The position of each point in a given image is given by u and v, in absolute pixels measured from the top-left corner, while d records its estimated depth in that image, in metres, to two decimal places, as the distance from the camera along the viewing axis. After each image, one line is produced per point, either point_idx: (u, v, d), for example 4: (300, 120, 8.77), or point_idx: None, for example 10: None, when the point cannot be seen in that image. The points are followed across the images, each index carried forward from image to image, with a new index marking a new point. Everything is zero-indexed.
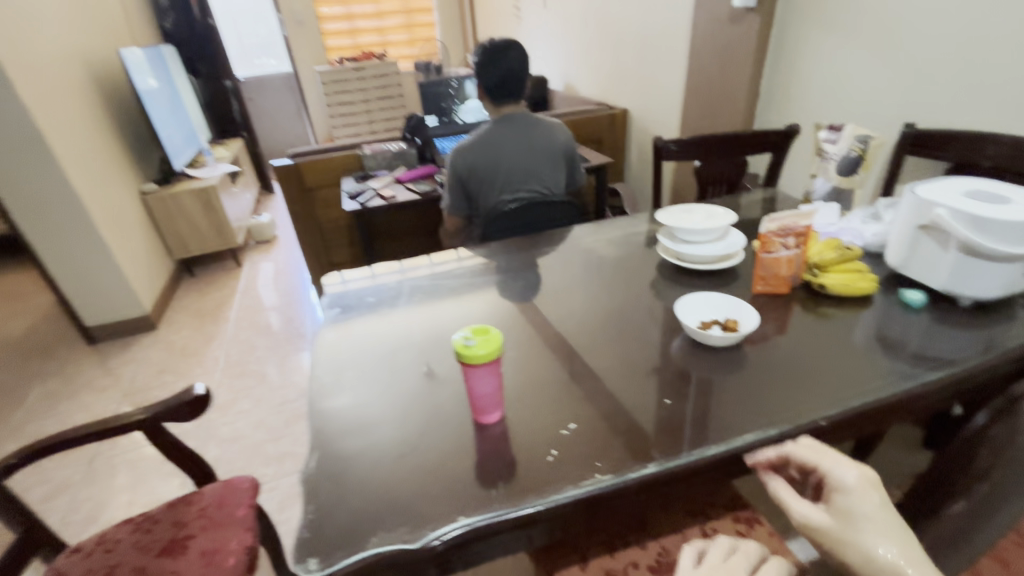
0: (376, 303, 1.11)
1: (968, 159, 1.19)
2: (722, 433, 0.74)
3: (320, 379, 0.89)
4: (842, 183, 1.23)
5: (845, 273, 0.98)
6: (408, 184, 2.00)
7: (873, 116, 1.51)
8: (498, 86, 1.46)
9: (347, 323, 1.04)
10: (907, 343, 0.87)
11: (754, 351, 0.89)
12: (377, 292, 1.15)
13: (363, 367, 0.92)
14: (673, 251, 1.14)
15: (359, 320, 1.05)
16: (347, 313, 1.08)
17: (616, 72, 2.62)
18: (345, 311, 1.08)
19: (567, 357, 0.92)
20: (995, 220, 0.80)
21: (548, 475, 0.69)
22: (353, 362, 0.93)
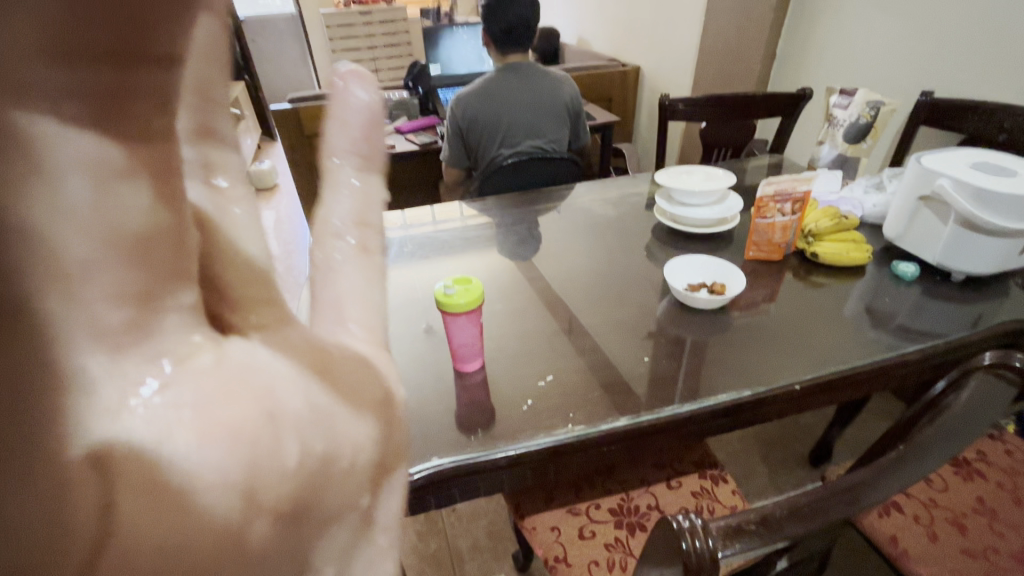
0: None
1: (981, 132, 1.15)
2: (695, 393, 0.75)
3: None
4: (847, 150, 1.20)
5: (839, 242, 0.97)
6: (409, 134, 1.97)
7: (889, 83, 1.45)
8: (505, 33, 1.40)
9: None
10: (895, 316, 0.86)
11: (737, 315, 0.90)
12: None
13: None
14: (669, 213, 1.12)
15: None
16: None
17: (630, 26, 2.52)
18: None
19: (551, 314, 0.92)
20: (997, 194, 0.78)
21: (520, 424, 0.71)
22: None
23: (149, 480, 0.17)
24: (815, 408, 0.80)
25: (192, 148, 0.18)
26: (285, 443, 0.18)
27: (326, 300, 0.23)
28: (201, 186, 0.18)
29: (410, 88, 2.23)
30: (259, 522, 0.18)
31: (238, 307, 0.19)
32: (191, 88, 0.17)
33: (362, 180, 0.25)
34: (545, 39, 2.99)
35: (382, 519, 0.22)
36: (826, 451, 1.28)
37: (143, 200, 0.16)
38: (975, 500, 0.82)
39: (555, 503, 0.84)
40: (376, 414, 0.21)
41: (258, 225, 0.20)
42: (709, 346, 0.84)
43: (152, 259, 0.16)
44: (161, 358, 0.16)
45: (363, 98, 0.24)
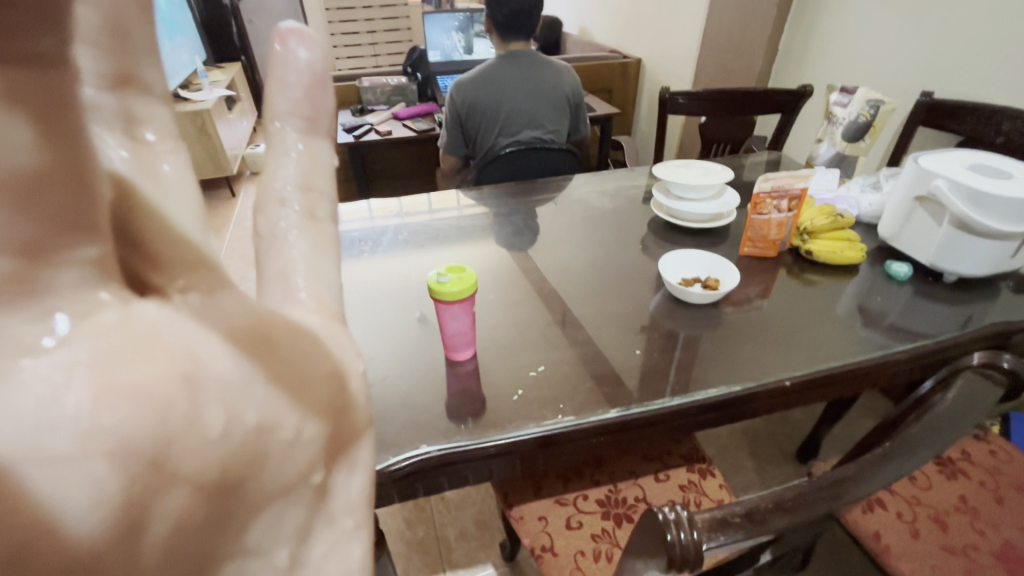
0: (360, 240, 1.11)
1: (980, 134, 1.15)
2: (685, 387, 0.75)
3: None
4: (845, 149, 1.20)
5: (834, 241, 0.97)
6: (407, 121, 1.95)
7: (889, 83, 1.44)
8: (508, 20, 1.38)
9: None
10: (886, 315, 0.87)
11: (730, 311, 0.90)
12: (362, 230, 1.14)
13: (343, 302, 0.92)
14: (666, 206, 1.12)
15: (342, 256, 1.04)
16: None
17: (633, 17, 2.49)
18: None
19: (544, 305, 0.92)
20: (992, 195, 0.78)
21: (510, 413, 0.71)
22: None
23: (33, 457, 0.17)
24: (804, 404, 0.81)
25: (109, 97, 0.21)
26: (209, 410, 0.20)
27: (272, 272, 0.27)
28: (120, 138, 0.21)
29: (409, 74, 2.21)
30: (179, 490, 0.20)
31: (161, 275, 0.21)
32: (102, 31, 0.21)
33: (303, 143, 0.28)
34: (547, 28, 2.95)
35: (337, 498, 0.25)
36: (814, 449, 1.29)
37: (23, 140, 0.17)
38: (957, 499, 0.83)
39: (543, 493, 0.84)
40: (315, 389, 0.24)
41: (186, 175, 0.24)
42: (702, 341, 0.84)
43: (45, 207, 0.18)
44: (55, 311, 0.17)
45: (304, 57, 0.27)
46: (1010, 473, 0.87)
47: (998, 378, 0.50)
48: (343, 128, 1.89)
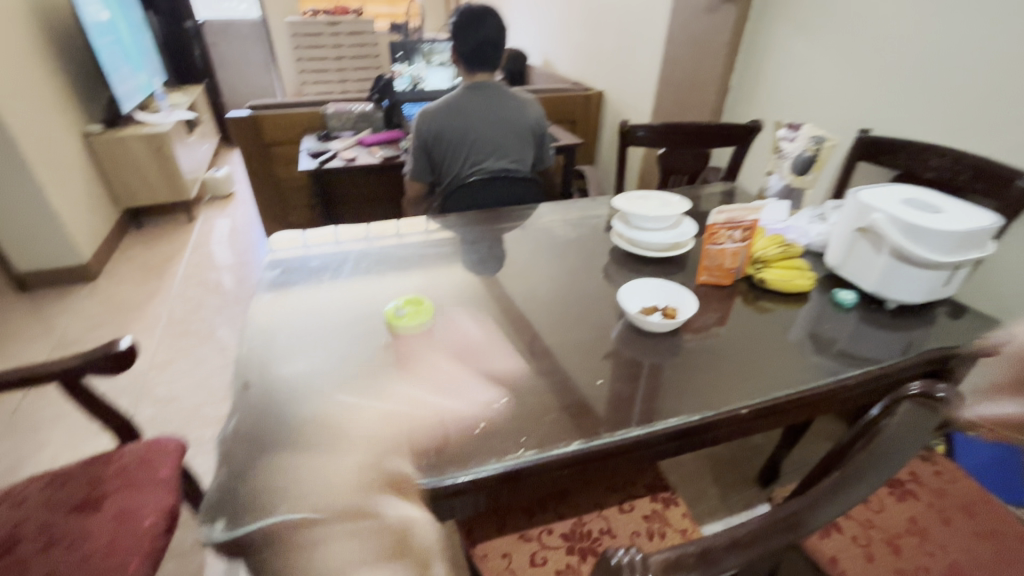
0: (319, 268, 1.09)
1: (913, 169, 1.24)
2: (649, 416, 0.75)
3: (254, 344, 0.88)
4: (793, 181, 1.23)
5: (785, 269, 1.01)
6: (372, 148, 1.96)
7: (829, 120, 1.54)
8: (473, 54, 1.40)
9: (282, 287, 1.03)
10: (836, 342, 0.90)
11: (690, 339, 0.91)
12: (322, 258, 1.13)
13: (301, 334, 0.91)
14: (626, 236, 1.14)
15: (299, 287, 1.03)
16: (285, 277, 1.06)
17: (594, 52, 2.60)
18: (284, 274, 1.07)
19: (507, 335, 0.91)
20: (925, 229, 0.83)
21: (472, 446, 0.70)
22: (293, 328, 0.92)
23: None
24: (761, 431, 0.82)
25: None
26: None
27: None
28: None
29: (375, 100, 2.18)
30: None
31: None
32: None
33: None
34: (511, 60, 3.04)
35: None
36: (776, 472, 1.31)
37: None
38: (907, 521, 0.86)
39: (506, 528, 0.83)
40: None
41: None
42: (665, 369, 0.85)
43: None
44: None
45: None
46: (956, 494, 0.90)
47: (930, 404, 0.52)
48: (306, 155, 1.87)
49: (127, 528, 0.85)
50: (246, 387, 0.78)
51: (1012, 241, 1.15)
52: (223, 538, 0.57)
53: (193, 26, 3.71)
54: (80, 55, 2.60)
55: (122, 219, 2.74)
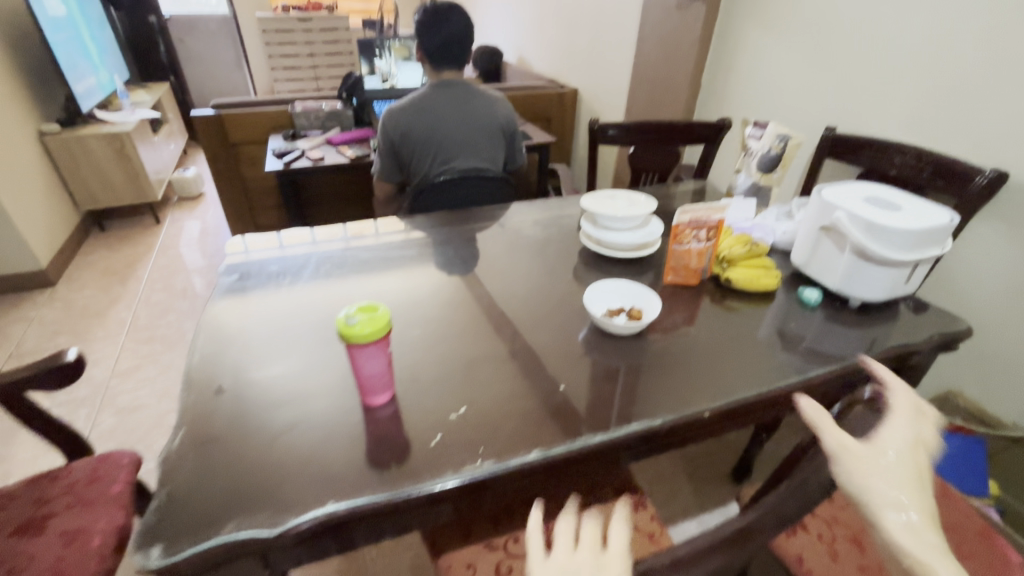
0: (279, 273, 1.05)
1: (878, 166, 1.25)
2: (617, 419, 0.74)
3: (220, 348, 0.86)
4: (761, 179, 1.22)
5: (751, 268, 1.00)
6: (341, 147, 1.91)
7: (797, 118, 1.55)
8: (438, 51, 1.37)
9: (239, 292, 0.99)
10: (802, 339, 0.91)
11: (659, 338, 0.90)
12: (282, 262, 1.09)
13: (258, 341, 0.87)
14: (594, 237, 1.12)
15: (256, 292, 1.00)
16: (243, 282, 1.02)
17: (568, 50, 2.59)
18: (242, 279, 1.03)
19: (473, 339, 0.89)
20: (885, 228, 0.84)
21: (433, 454, 0.68)
22: (250, 335, 0.89)
23: None
24: (727, 431, 0.82)
25: None
26: None
27: None
28: None
29: (344, 97, 2.13)
30: None
31: None
32: None
33: None
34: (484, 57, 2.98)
35: None
36: (748, 468, 1.32)
37: None
38: None
39: (471, 537, 0.81)
40: None
41: None
42: (635, 371, 0.83)
43: None
44: None
45: None
46: None
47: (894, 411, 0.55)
48: (272, 155, 1.82)
49: (74, 549, 0.81)
50: (215, 394, 0.76)
51: (972, 236, 1.17)
52: (160, 564, 0.54)
53: (158, 21, 3.61)
54: (34, 52, 2.49)
55: (83, 221, 2.65)
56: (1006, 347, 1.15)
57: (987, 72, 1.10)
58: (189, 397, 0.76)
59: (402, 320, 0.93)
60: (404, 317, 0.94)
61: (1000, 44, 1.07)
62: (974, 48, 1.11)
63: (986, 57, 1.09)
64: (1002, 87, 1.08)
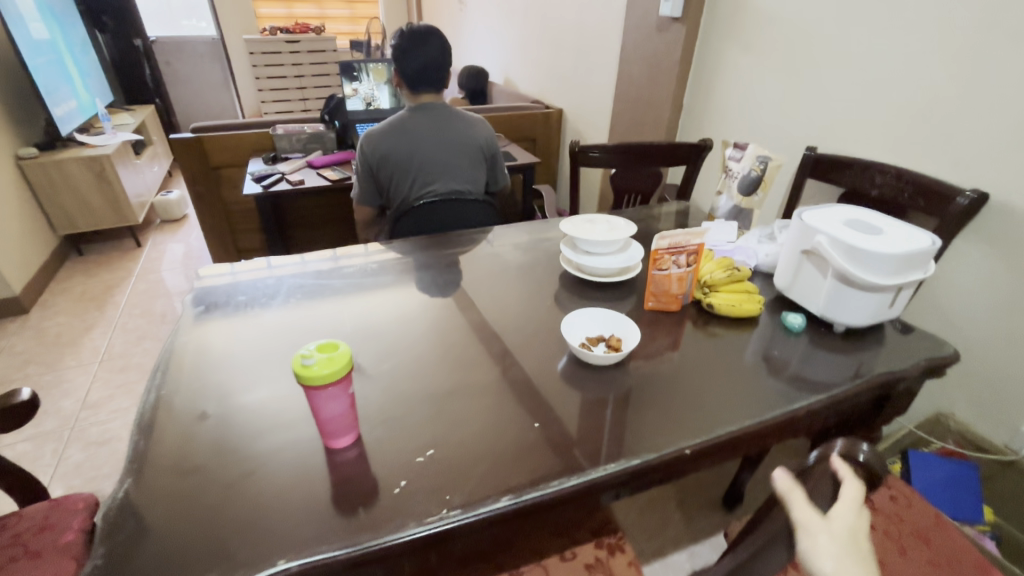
0: (246, 302, 1.02)
1: (860, 186, 1.24)
2: (595, 456, 0.70)
3: (207, 373, 0.85)
4: (741, 202, 1.21)
5: (733, 294, 0.98)
6: (322, 169, 1.89)
7: (778, 138, 1.55)
8: (416, 75, 1.36)
9: (207, 323, 0.97)
10: (788, 365, 0.88)
11: (641, 366, 0.87)
12: (250, 290, 1.06)
13: (222, 377, 0.84)
14: (574, 262, 1.10)
15: (222, 322, 0.97)
16: (210, 312, 1.00)
17: (552, 70, 2.61)
18: (208, 309, 1.00)
19: (449, 368, 0.86)
20: (866, 252, 0.82)
21: (407, 495, 0.65)
22: (214, 371, 0.85)
23: None
24: (709, 466, 0.78)
25: None
26: None
27: None
28: None
29: (326, 121, 2.13)
30: None
31: None
32: None
33: None
34: (470, 77, 2.99)
35: None
36: (739, 495, 1.28)
37: None
38: None
39: None
40: None
41: None
42: (616, 402, 0.80)
43: None
44: None
45: None
46: (911, 519, 0.88)
47: (874, 473, 0.44)
48: (251, 178, 1.80)
49: None
50: (200, 419, 0.76)
51: (955, 256, 1.16)
52: None
53: (143, 44, 3.62)
54: (15, 76, 2.47)
55: (61, 245, 2.60)
56: (993, 369, 1.13)
57: (963, 93, 1.10)
58: (175, 423, 0.75)
59: (391, 345, 0.92)
60: (391, 340, 0.93)
61: (974, 65, 1.07)
62: (949, 70, 1.11)
63: (961, 78, 1.10)
64: (978, 107, 1.08)
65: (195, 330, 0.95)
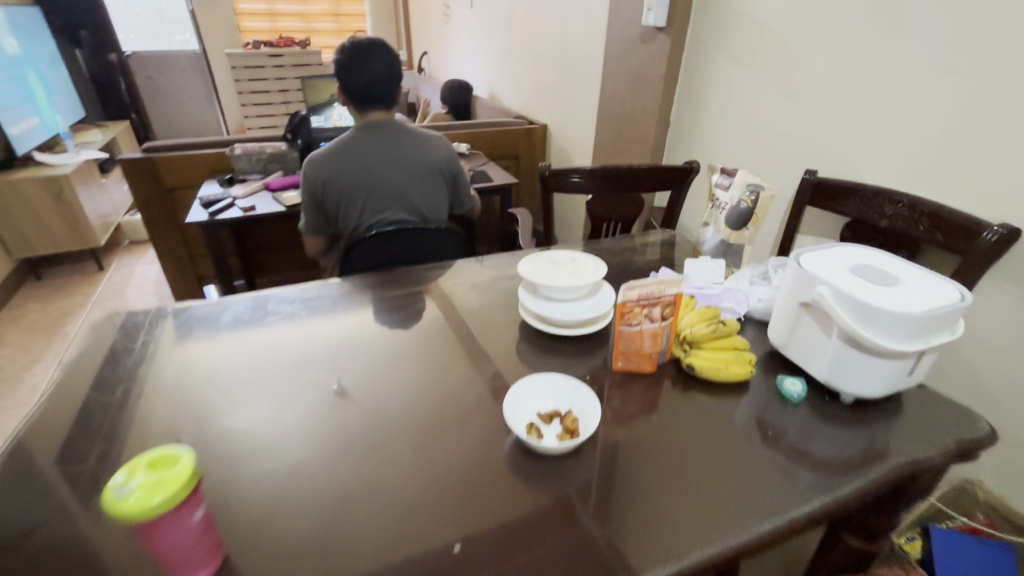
0: (193, 333, 0.92)
1: (867, 217, 1.09)
2: (577, 558, 0.55)
3: (181, 396, 0.78)
4: (730, 237, 1.06)
5: (719, 353, 0.82)
6: (278, 192, 1.75)
7: (773, 159, 1.39)
8: (361, 93, 1.24)
9: (150, 354, 0.87)
10: (787, 438, 0.72)
11: (618, 439, 0.71)
12: (201, 320, 0.97)
13: (154, 417, 0.74)
14: (534, 310, 0.94)
15: (163, 355, 0.87)
16: (150, 344, 0.89)
17: (536, 84, 2.47)
18: (148, 340, 0.90)
19: (360, 456, 0.68)
20: (880, 311, 0.66)
21: (359, 547, 0.56)
22: (147, 411, 0.75)
23: None
24: None
25: None
26: None
27: None
28: None
29: (290, 139, 1.99)
30: None
31: None
32: None
33: None
34: (453, 91, 2.86)
35: None
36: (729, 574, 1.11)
37: None
38: None
39: None
40: None
41: None
42: (595, 490, 0.63)
43: None
44: None
45: None
46: None
47: None
48: (198, 204, 1.65)
49: None
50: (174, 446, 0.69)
51: (978, 300, 1.00)
52: None
53: (119, 58, 3.51)
54: None
55: (17, 270, 2.46)
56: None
57: (988, 110, 0.95)
58: (142, 456, 0.68)
59: (334, 395, 0.79)
60: (376, 371, 0.84)
61: (996, 77, 0.93)
62: (968, 84, 0.97)
63: (987, 93, 0.95)
64: (1001, 126, 0.93)
65: (173, 349, 0.88)
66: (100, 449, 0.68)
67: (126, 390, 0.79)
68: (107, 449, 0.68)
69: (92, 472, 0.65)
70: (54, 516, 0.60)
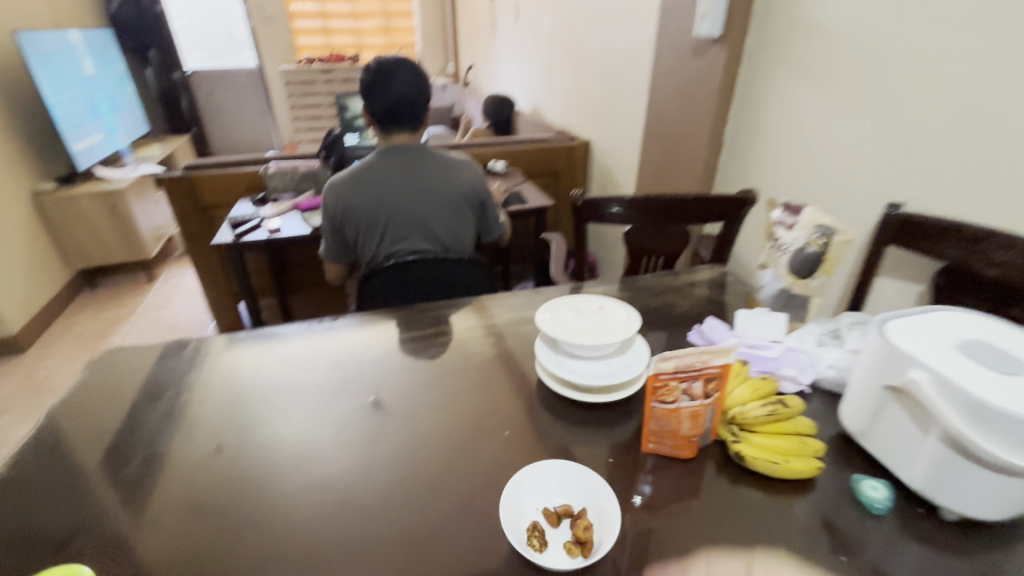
0: (247, 335, 0.91)
1: (968, 264, 0.90)
2: None
3: (225, 403, 0.77)
4: (793, 285, 0.89)
5: (775, 442, 0.66)
6: (307, 214, 1.71)
7: (847, 187, 1.21)
8: (386, 116, 1.17)
9: (205, 354, 0.87)
10: (868, 562, 0.55)
11: (652, 536, 0.58)
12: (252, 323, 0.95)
13: (198, 424, 0.73)
14: (552, 367, 0.81)
15: (217, 355, 0.86)
16: (206, 343, 0.89)
17: (580, 98, 2.35)
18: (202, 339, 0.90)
19: (396, 505, 0.62)
20: (1001, 415, 0.50)
21: None
22: (191, 417, 0.74)
23: None
24: None
25: None
26: None
27: None
28: None
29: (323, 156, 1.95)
30: None
31: None
32: None
33: None
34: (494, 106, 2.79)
35: None
36: None
37: None
38: None
39: None
40: None
41: None
42: None
43: None
44: None
45: None
46: None
47: None
48: (227, 224, 1.64)
49: None
50: (214, 453, 0.68)
51: None
52: None
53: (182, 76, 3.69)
54: (41, 113, 2.48)
55: (76, 279, 2.59)
56: None
57: None
58: (183, 461, 0.67)
59: (372, 425, 0.73)
60: (420, 399, 0.78)
61: None
62: None
63: None
64: None
65: (224, 351, 0.87)
66: (145, 453, 0.68)
67: (175, 394, 0.78)
68: (151, 454, 0.68)
69: (134, 476, 0.65)
70: (95, 515, 0.60)
